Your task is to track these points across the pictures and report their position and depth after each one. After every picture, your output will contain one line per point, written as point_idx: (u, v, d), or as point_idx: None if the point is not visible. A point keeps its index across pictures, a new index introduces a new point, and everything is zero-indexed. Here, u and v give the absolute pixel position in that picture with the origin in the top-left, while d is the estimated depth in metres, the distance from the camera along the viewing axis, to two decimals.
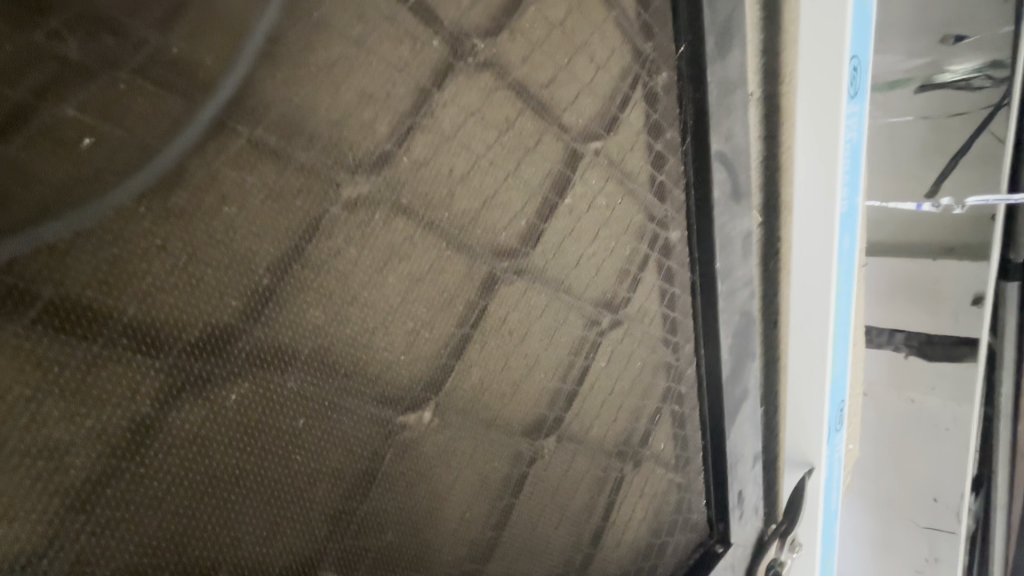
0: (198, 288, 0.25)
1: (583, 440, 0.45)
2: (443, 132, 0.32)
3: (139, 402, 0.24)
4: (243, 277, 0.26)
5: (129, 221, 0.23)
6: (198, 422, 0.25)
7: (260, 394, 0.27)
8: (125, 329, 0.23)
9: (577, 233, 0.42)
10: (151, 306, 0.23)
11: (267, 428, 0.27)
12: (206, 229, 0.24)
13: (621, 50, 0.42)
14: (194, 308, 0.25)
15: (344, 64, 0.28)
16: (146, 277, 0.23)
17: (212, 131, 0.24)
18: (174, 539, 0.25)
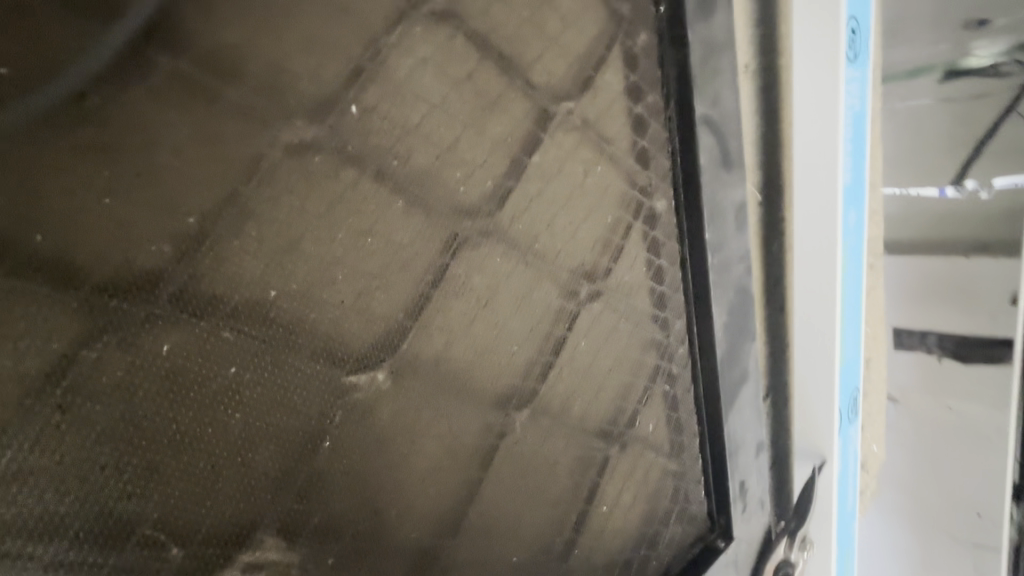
0: (121, 227, 0.24)
1: (561, 419, 0.43)
2: (398, 82, 0.31)
3: (54, 344, 0.23)
4: (173, 218, 0.25)
5: (45, 151, 0.22)
6: (121, 369, 0.24)
7: (192, 344, 0.26)
8: (38, 265, 0.22)
9: (549, 197, 0.40)
10: (65, 243, 0.23)
11: (201, 382, 0.26)
12: (130, 164, 0.24)
13: (597, 9, 0.41)
14: (116, 248, 0.24)
15: (284, 7, 0.27)
16: (62, 211, 0.23)
17: (130, 59, 0.23)
18: (96, 496, 0.24)
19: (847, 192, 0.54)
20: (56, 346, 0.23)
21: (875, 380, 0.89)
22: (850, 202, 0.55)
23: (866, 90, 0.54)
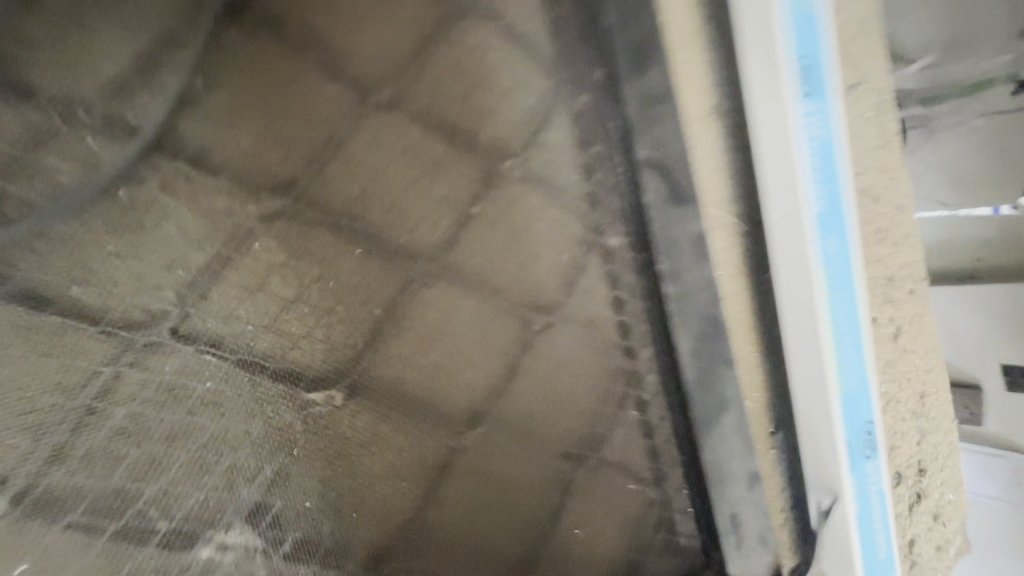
0: (137, 284, 0.35)
1: (510, 442, 0.48)
2: (345, 152, 0.39)
3: (96, 359, 0.35)
4: (172, 274, 0.36)
5: (86, 237, 0.34)
6: (141, 376, 0.36)
7: (190, 361, 0.38)
8: (83, 311, 0.34)
9: (497, 237, 0.46)
10: (101, 297, 0.35)
11: (193, 389, 0.38)
12: (141, 236, 0.35)
13: (537, 71, 0.43)
14: (132, 295, 0.35)
15: (253, 110, 0.36)
16: (99, 273, 0.34)
17: (147, 166, 0.34)
18: (120, 466, 0.36)
19: (822, 220, 0.54)
20: (94, 362, 0.35)
21: (937, 416, 0.82)
22: (826, 230, 0.54)
23: (832, 120, 0.54)
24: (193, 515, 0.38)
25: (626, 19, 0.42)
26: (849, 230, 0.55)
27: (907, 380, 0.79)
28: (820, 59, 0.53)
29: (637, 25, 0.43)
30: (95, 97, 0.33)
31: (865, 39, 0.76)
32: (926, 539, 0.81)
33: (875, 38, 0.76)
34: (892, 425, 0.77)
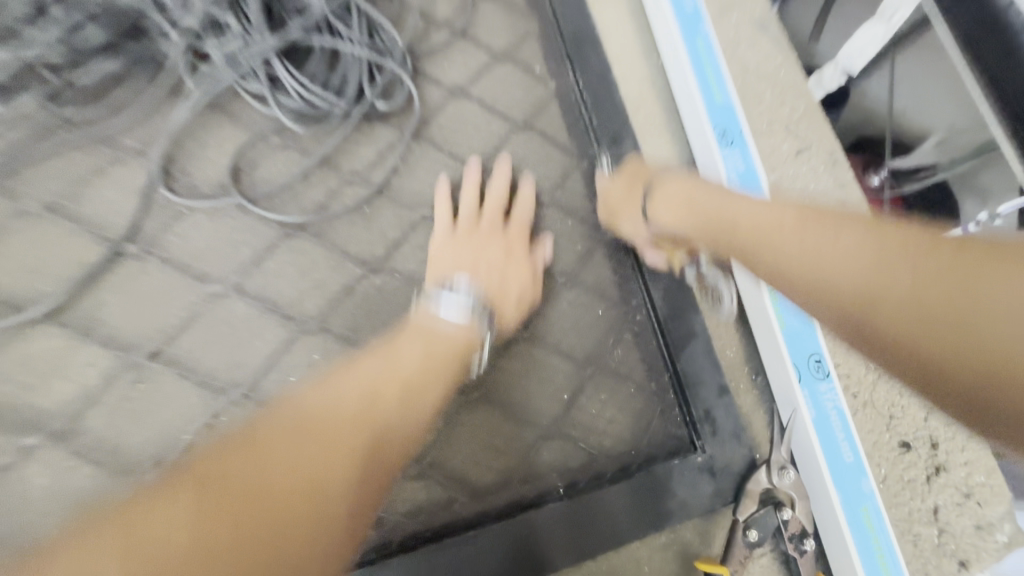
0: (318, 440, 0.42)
1: (549, 346, 0.76)
2: (464, 188, 0.81)
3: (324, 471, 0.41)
4: (344, 424, 0.45)
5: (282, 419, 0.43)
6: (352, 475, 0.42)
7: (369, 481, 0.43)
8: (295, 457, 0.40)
9: (540, 231, 0.82)
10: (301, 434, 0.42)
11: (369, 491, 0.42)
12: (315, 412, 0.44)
13: (561, 148, 0.87)
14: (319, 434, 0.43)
15: (424, 171, 0.80)
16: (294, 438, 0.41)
17: (376, 190, 0.76)
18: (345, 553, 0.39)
19: None
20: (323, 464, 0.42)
21: None
22: None
23: (749, 159, 0.87)
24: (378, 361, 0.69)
25: (601, 127, 0.87)
26: None
27: None
28: (738, 126, 0.88)
29: (609, 126, 0.87)
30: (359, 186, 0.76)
31: (814, 123, 1.08)
32: (956, 511, 0.87)
33: (821, 123, 1.08)
34: (892, 397, 0.91)
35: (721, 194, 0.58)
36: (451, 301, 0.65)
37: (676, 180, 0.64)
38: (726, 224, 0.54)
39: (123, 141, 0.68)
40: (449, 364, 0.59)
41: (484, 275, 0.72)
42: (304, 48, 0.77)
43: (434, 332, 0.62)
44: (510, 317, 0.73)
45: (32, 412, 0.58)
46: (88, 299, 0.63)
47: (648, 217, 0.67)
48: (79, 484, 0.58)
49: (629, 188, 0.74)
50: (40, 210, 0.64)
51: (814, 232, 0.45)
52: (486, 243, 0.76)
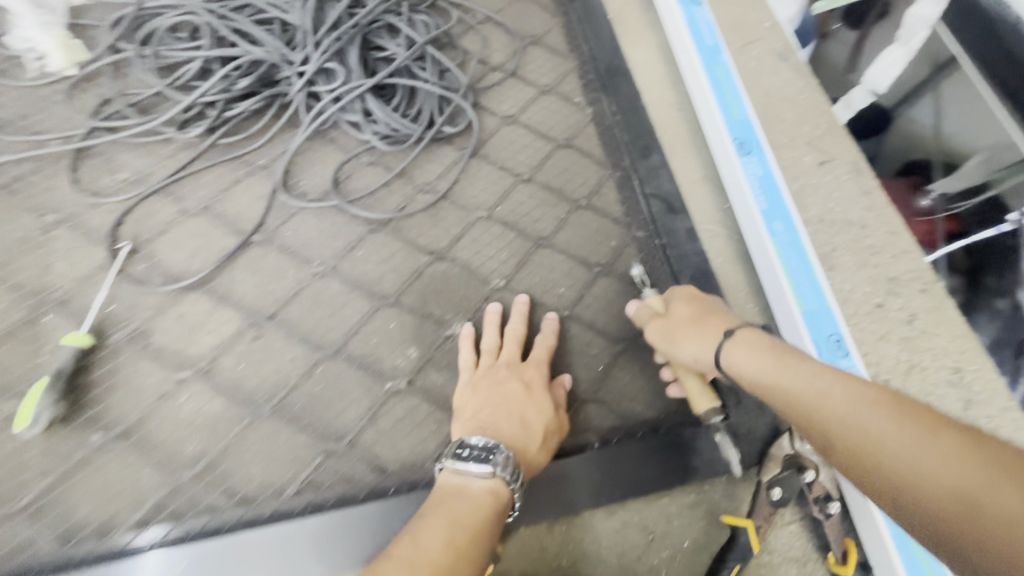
0: None
1: (585, 323, 0.88)
2: (514, 195, 0.97)
3: None
4: None
5: None
6: None
7: None
8: None
9: (579, 229, 0.96)
10: None
11: None
12: None
13: (598, 161, 1.02)
14: None
15: (481, 181, 0.97)
16: None
17: (442, 196, 0.94)
18: None
19: (766, 213, 0.93)
20: None
21: (983, 389, 0.95)
22: (770, 217, 0.92)
23: (766, 163, 0.96)
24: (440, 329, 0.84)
25: (632, 146, 1.02)
26: (795, 216, 0.92)
27: (931, 355, 0.97)
28: (755, 135, 0.99)
29: (638, 144, 1.02)
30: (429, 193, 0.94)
31: (840, 139, 1.17)
32: None
33: (847, 139, 1.17)
34: (925, 388, 0.94)
35: (796, 353, 0.57)
36: (473, 458, 0.62)
37: (750, 330, 0.62)
38: (807, 398, 0.53)
39: (255, 160, 0.90)
40: (491, 524, 0.58)
41: (506, 419, 0.70)
42: (389, 88, 0.98)
43: (465, 494, 0.60)
44: (538, 453, 0.69)
45: (183, 355, 0.76)
46: (227, 274, 0.82)
47: (720, 358, 0.61)
48: (213, 411, 0.73)
49: (695, 316, 0.67)
50: (197, 209, 0.85)
51: (908, 425, 0.46)
52: (504, 389, 0.73)
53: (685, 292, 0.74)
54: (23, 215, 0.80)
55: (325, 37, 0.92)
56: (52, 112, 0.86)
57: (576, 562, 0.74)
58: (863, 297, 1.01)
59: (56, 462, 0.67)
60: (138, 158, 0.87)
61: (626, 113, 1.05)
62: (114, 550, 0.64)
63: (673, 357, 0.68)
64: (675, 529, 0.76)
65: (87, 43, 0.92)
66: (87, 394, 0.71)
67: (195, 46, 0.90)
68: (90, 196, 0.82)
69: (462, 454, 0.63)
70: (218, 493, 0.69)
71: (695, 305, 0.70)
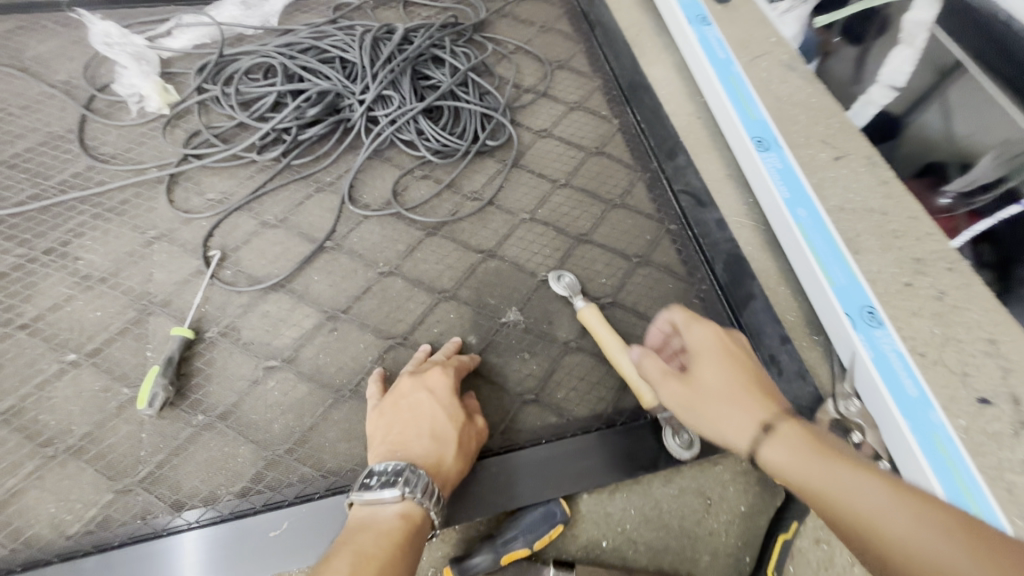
0: None
1: (628, 309, 0.95)
2: (553, 199, 1.06)
3: None
4: None
5: None
6: None
7: None
8: None
9: (615, 226, 1.04)
10: None
11: None
12: None
13: (628, 166, 1.11)
14: None
15: (524, 188, 1.06)
16: None
17: (490, 201, 1.03)
18: None
19: (790, 201, 0.99)
20: None
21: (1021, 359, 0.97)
22: (795, 204, 0.99)
23: (784, 158, 1.04)
24: (496, 317, 0.91)
25: (657, 151, 1.12)
26: (817, 202, 0.99)
27: (965, 328, 1.01)
28: (772, 133, 1.07)
29: (664, 148, 1.11)
30: (477, 199, 1.04)
31: (853, 135, 1.24)
32: None
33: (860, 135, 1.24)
34: (962, 359, 0.97)
35: (843, 457, 0.51)
36: (383, 485, 0.65)
37: (788, 420, 0.56)
38: (862, 520, 0.47)
39: (323, 178, 1.01)
40: (401, 548, 0.61)
41: (416, 435, 0.71)
42: (436, 110, 1.10)
43: (376, 523, 0.63)
44: (454, 460, 0.71)
45: (269, 347, 0.84)
46: (304, 276, 0.92)
47: (749, 449, 0.56)
48: (298, 395, 0.81)
49: (725, 387, 0.60)
50: (275, 222, 0.96)
51: (987, 563, 0.42)
52: (409, 404, 0.75)
53: (711, 337, 0.66)
54: (128, 232, 0.91)
55: (380, 69, 1.05)
56: (150, 145, 0.99)
57: (639, 527, 0.77)
58: (891, 278, 1.05)
59: (165, 441, 0.74)
60: (223, 180, 0.98)
61: (650, 121, 1.15)
62: (219, 517, 0.70)
63: (693, 428, 0.62)
64: (731, 494, 0.80)
65: (178, 86, 1.06)
66: (188, 381, 0.79)
67: (269, 83, 1.03)
68: (183, 213, 0.94)
69: (371, 483, 0.65)
70: (307, 466, 0.75)
71: (717, 366, 0.62)
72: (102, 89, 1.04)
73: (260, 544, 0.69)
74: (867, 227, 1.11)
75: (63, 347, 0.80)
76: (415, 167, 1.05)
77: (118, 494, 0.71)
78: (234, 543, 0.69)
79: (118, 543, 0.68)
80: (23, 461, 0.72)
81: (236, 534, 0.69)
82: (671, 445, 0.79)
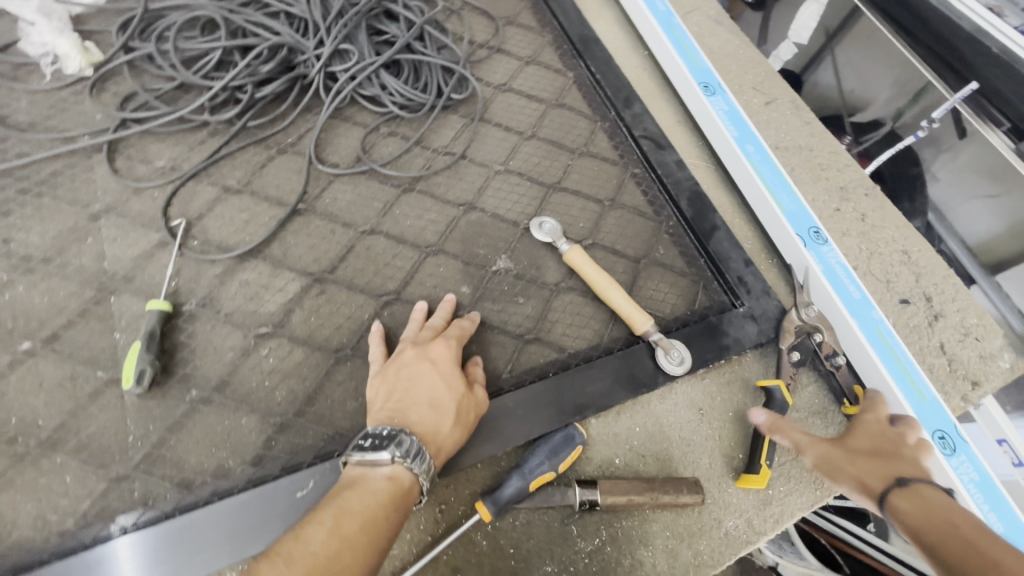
0: None
1: (608, 248, 0.99)
2: (522, 150, 1.07)
3: None
4: None
5: None
6: None
7: None
8: None
9: (584, 172, 1.07)
10: None
11: None
12: None
13: (589, 117, 1.15)
14: None
15: (493, 141, 1.07)
16: None
17: (461, 155, 1.03)
18: None
19: (739, 138, 1.09)
20: None
21: (928, 265, 1.14)
22: (743, 141, 1.08)
23: (729, 102, 1.13)
24: (485, 266, 0.92)
25: (613, 100, 1.16)
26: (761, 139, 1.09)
27: (885, 243, 1.16)
28: (716, 80, 1.16)
29: (620, 97, 1.16)
30: (449, 154, 1.03)
31: (778, 81, 1.36)
32: (959, 346, 1.05)
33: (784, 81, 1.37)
34: (884, 268, 1.12)
35: (962, 510, 0.57)
36: (374, 448, 0.63)
37: (920, 483, 0.64)
38: (962, 546, 0.52)
39: (284, 139, 0.95)
40: (385, 511, 0.60)
41: (414, 404, 0.70)
42: (394, 66, 1.07)
43: (365, 483, 0.62)
44: (450, 430, 0.69)
45: (256, 315, 0.80)
46: (281, 240, 0.87)
47: (878, 497, 0.65)
48: (296, 359, 0.78)
49: (872, 455, 0.72)
50: (239, 187, 0.89)
51: None
52: (409, 372, 0.73)
53: (874, 421, 0.79)
54: (67, 207, 0.82)
55: (333, 22, 1.00)
56: (78, 111, 0.89)
57: (645, 441, 0.83)
58: (823, 205, 1.18)
59: (158, 420, 0.69)
60: (170, 146, 0.90)
61: (603, 72, 1.19)
62: (236, 487, 0.67)
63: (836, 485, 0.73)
64: (718, 403, 0.88)
65: (98, 45, 0.95)
66: (172, 357, 0.74)
67: (211, 38, 0.95)
68: (132, 182, 0.85)
69: (364, 444, 0.64)
70: (319, 427, 0.73)
71: (870, 441, 0.75)
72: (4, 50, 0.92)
73: (287, 506, 0.65)
74: (799, 163, 1.24)
75: (12, 337, 0.71)
76: (380, 125, 1.02)
77: (113, 481, 0.65)
78: (257, 509, 0.65)
79: (122, 531, 0.63)
80: None
81: (258, 500, 0.65)
82: (663, 364, 0.85)
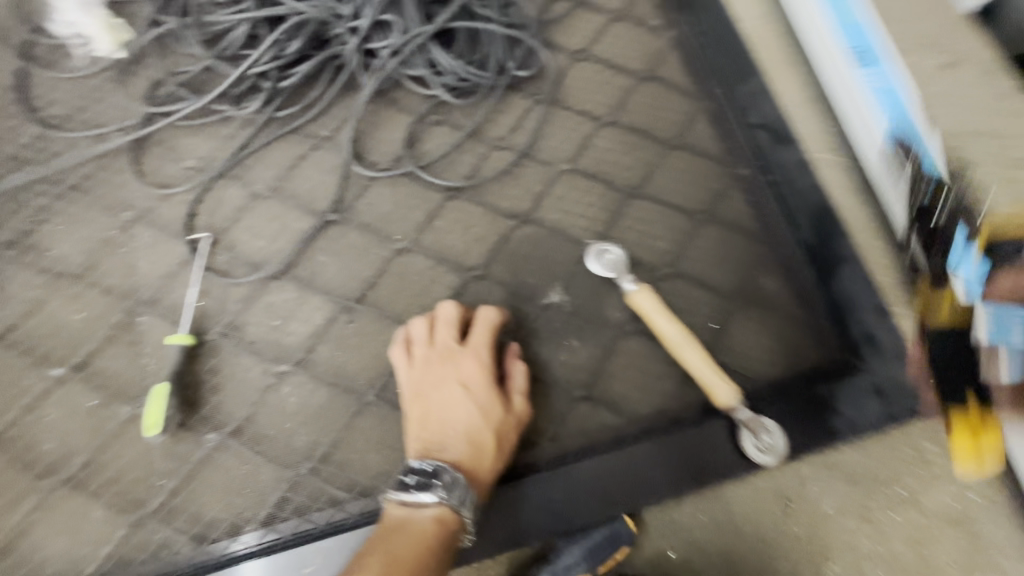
0: None
1: (691, 279, 0.80)
2: (597, 141, 0.87)
3: None
4: None
5: None
6: None
7: None
8: None
9: (673, 173, 0.85)
10: None
11: None
12: None
13: (689, 93, 0.90)
14: None
15: (563, 129, 0.87)
16: None
17: (521, 151, 0.85)
18: None
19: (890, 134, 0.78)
20: None
21: None
22: None
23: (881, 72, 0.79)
24: (537, 298, 0.77)
25: (724, 74, 0.91)
26: None
27: None
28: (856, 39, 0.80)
29: (733, 72, 0.91)
30: (507, 150, 0.85)
31: None
32: None
33: None
34: None
35: None
36: (420, 488, 0.57)
37: None
38: None
39: (318, 132, 0.84)
40: (437, 559, 0.53)
41: (450, 434, 0.63)
42: (448, 35, 0.89)
43: (410, 527, 0.55)
44: (490, 463, 0.63)
45: (279, 346, 0.73)
46: (309, 258, 0.78)
47: None
48: (318, 402, 0.71)
49: None
50: (267, 192, 0.80)
51: None
52: (440, 392, 0.66)
53: None
54: (99, 215, 0.78)
55: None
56: (110, 102, 0.83)
57: (711, 536, 0.68)
58: None
59: (178, 463, 0.67)
60: (199, 142, 0.82)
61: (711, 35, 0.93)
62: (245, 551, 0.64)
63: None
64: (814, 496, 0.70)
65: (130, 21, 0.88)
66: (195, 393, 0.70)
67: (239, 8, 0.84)
68: (159, 188, 0.79)
69: (408, 481, 0.58)
70: (336, 487, 0.67)
71: None
72: (43, 32, 0.87)
73: None
74: None
75: (46, 361, 0.71)
76: (428, 113, 0.86)
77: (133, 527, 0.64)
78: None
79: None
80: (26, 492, 0.65)
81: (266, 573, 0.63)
82: (753, 450, 0.68)
